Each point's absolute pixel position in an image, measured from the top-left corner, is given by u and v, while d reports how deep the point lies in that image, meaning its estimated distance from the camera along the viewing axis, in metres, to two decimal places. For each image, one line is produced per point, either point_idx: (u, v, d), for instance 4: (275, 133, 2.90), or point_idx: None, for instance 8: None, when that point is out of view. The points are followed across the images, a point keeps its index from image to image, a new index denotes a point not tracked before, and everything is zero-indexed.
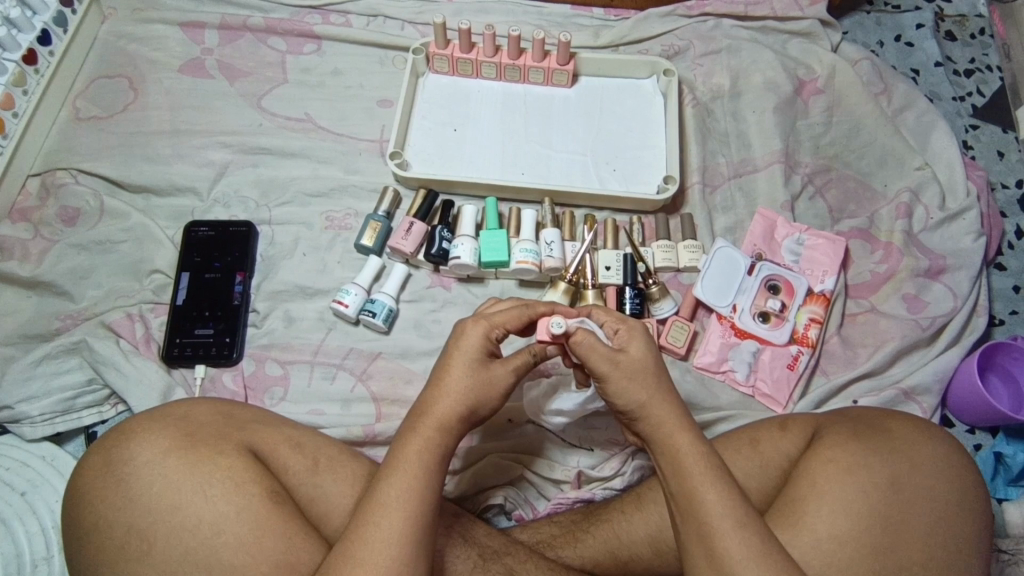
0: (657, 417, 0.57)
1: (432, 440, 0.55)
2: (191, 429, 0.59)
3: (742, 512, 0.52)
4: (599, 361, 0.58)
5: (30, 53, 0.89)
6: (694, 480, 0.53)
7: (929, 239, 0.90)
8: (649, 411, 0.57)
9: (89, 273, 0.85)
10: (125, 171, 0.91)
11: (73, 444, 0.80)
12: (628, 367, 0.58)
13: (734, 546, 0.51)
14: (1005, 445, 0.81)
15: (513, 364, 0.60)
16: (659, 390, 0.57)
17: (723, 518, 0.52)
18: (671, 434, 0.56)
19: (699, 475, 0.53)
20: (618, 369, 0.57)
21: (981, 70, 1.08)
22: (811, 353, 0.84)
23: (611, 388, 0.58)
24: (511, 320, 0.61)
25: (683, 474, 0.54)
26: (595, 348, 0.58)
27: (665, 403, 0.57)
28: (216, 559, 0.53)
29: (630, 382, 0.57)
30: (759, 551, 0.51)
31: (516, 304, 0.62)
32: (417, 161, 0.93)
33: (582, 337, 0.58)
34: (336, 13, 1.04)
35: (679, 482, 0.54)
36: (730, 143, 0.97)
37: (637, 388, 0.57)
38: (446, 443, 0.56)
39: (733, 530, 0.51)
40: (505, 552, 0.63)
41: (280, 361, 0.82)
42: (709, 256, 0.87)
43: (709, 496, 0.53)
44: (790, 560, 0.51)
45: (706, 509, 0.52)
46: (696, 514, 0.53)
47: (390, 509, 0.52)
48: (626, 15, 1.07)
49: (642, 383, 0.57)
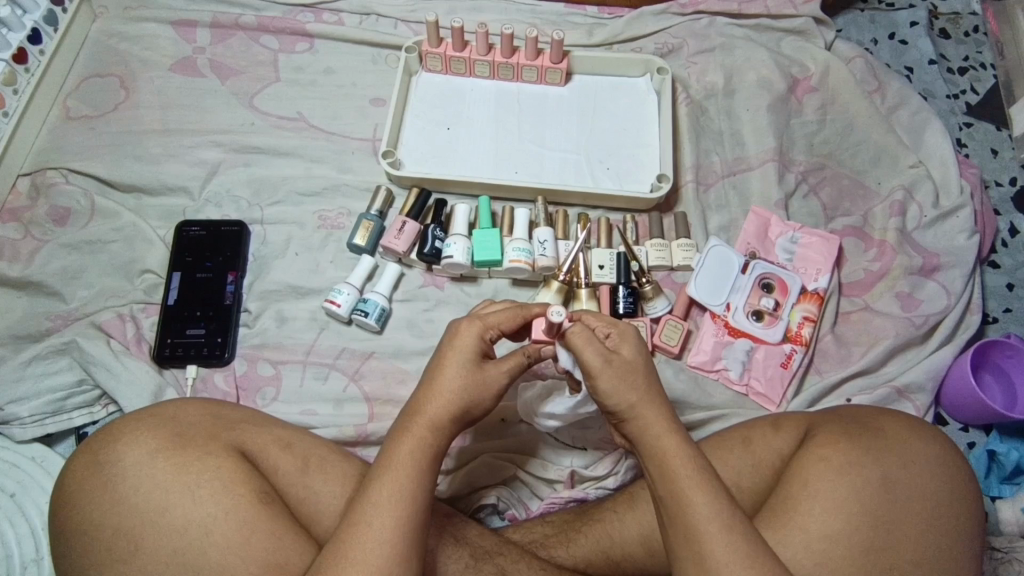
0: (645, 419, 0.56)
1: (424, 439, 0.55)
2: (180, 430, 0.59)
3: (730, 515, 0.52)
4: (589, 360, 0.57)
5: (21, 52, 0.89)
6: (682, 482, 0.53)
7: (923, 237, 0.90)
8: (637, 413, 0.56)
9: (80, 273, 0.85)
10: (116, 170, 0.90)
11: (63, 445, 0.80)
12: (618, 368, 0.57)
13: (721, 548, 0.50)
14: (999, 443, 0.81)
15: (506, 365, 0.60)
16: (648, 392, 0.57)
17: (711, 521, 0.51)
18: (660, 436, 0.55)
19: (687, 478, 0.53)
20: (608, 369, 0.57)
21: (975, 68, 1.08)
22: (805, 352, 0.84)
23: (599, 389, 0.57)
24: (505, 320, 0.61)
25: (671, 476, 0.53)
26: (587, 347, 0.57)
27: (654, 404, 0.57)
28: (205, 560, 0.53)
29: (619, 383, 0.57)
30: (746, 555, 0.50)
31: (511, 305, 0.62)
32: (410, 160, 0.93)
33: (575, 334, 0.58)
34: (329, 12, 1.04)
35: (667, 485, 0.53)
36: (724, 141, 0.97)
37: (626, 389, 0.57)
38: (437, 443, 0.56)
39: (721, 533, 0.51)
40: (498, 552, 0.63)
41: (273, 361, 0.82)
42: (702, 254, 0.87)
43: (697, 500, 0.52)
44: (779, 562, 0.51)
45: (694, 512, 0.52)
46: (684, 517, 0.52)
47: (380, 510, 0.51)
48: (619, 13, 1.07)
49: (631, 384, 0.57)
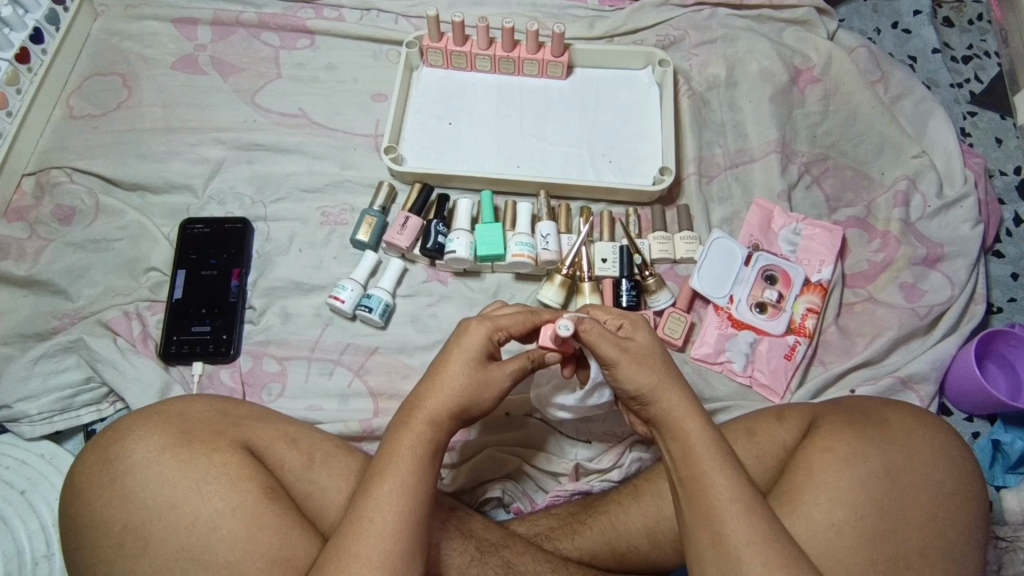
0: (665, 403, 0.57)
1: (424, 434, 0.55)
2: (186, 426, 0.59)
3: (750, 497, 0.52)
4: (606, 349, 0.58)
5: (23, 52, 0.89)
6: (703, 463, 0.53)
7: (927, 227, 0.89)
8: (660, 395, 0.57)
9: (86, 271, 0.85)
10: (120, 169, 0.91)
11: (73, 442, 0.81)
12: (637, 352, 0.58)
13: (739, 531, 0.51)
14: (1003, 433, 0.81)
15: (510, 367, 0.60)
16: (668, 376, 0.58)
17: (730, 503, 0.52)
18: (681, 418, 0.56)
19: (709, 458, 0.54)
20: (627, 355, 0.57)
21: (979, 56, 1.07)
22: (808, 343, 0.84)
23: (619, 374, 0.58)
24: (515, 324, 0.61)
25: (692, 457, 0.54)
26: (601, 339, 0.58)
27: (675, 388, 0.57)
28: (211, 555, 0.54)
29: (639, 367, 0.57)
30: (765, 536, 0.51)
31: (524, 310, 0.63)
32: (412, 155, 0.93)
33: (590, 329, 0.57)
34: (329, 8, 1.04)
35: (688, 466, 0.54)
36: (726, 133, 0.97)
37: (647, 373, 0.57)
38: (437, 437, 0.56)
39: (741, 514, 0.51)
40: (502, 545, 0.64)
41: (278, 357, 0.82)
42: (706, 247, 0.87)
43: (717, 480, 0.53)
44: (794, 545, 0.52)
45: (714, 492, 0.52)
46: (703, 498, 0.53)
47: (382, 504, 0.52)
48: (621, 5, 1.06)
49: (652, 368, 0.58)
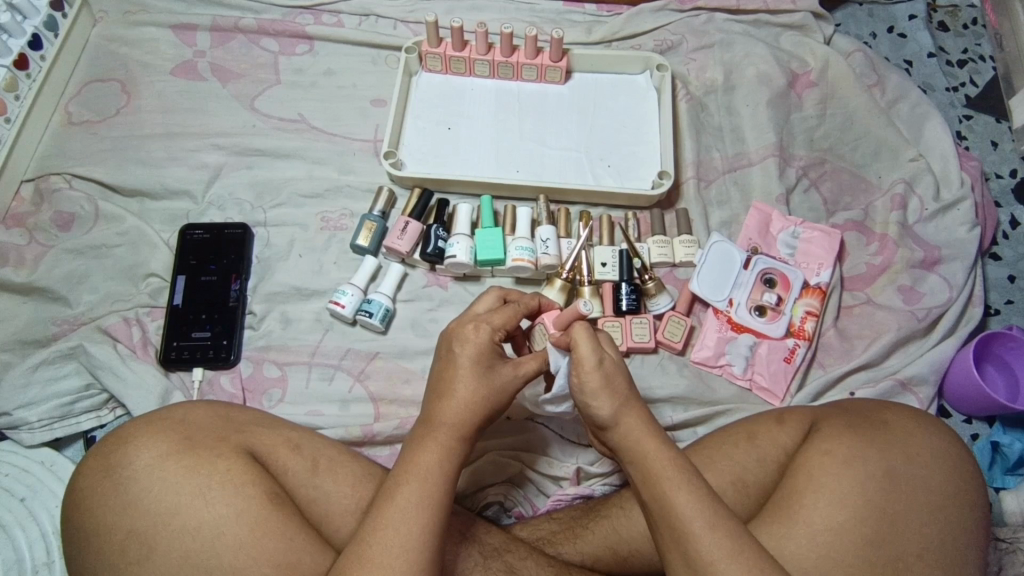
0: (627, 426, 0.58)
1: (448, 446, 0.56)
2: (188, 433, 0.59)
3: (716, 514, 0.52)
4: (586, 353, 0.59)
5: (21, 58, 0.89)
6: (667, 484, 0.53)
7: (924, 230, 0.90)
8: (622, 419, 0.58)
9: (85, 278, 0.85)
10: (119, 175, 0.91)
11: (72, 449, 0.81)
12: (608, 371, 0.59)
13: (709, 547, 0.50)
14: (1002, 434, 0.82)
15: (523, 369, 0.62)
16: (629, 398, 0.59)
17: (695, 520, 0.51)
18: (643, 440, 0.57)
19: (673, 478, 0.54)
20: (599, 370, 0.59)
21: (974, 60, 1.08)
22: (808, 346, 0.84)
23: (586, 387, 0.59)
24: (508, 321, 0.62)
25: (657, 478, 0.54)
26: (585, 341, 0.59)
27: (634, 410, 0.59)
28: (217, 560, 0.54)
29: (603, 385, 0.59)
30: (733, 549, 0.50)
31: (506, 304, 0.64)
32: (412, 160, 0.93)
33: (578, 328, 0.60)
34: (328, 13, 1.04)
35: (655, 487, 0.54)
36: (724, 137, 0.97)
37: (606, 396, 0.59)
38: (461, 449, 0.57)
39: (707, 531, 0.51)
40: (506, 549, 0.64)
41: (278, 362, 0.82)
42: (705, 249, 0.87)
43: (683, 499, 0.52)
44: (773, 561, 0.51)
45: (680, 513, 0.52)
46: (671, 518, 0.52)
47: (404, 513, 0.52)
48: (618, 10, 1.07)
49: (616, 389, 0.59)
